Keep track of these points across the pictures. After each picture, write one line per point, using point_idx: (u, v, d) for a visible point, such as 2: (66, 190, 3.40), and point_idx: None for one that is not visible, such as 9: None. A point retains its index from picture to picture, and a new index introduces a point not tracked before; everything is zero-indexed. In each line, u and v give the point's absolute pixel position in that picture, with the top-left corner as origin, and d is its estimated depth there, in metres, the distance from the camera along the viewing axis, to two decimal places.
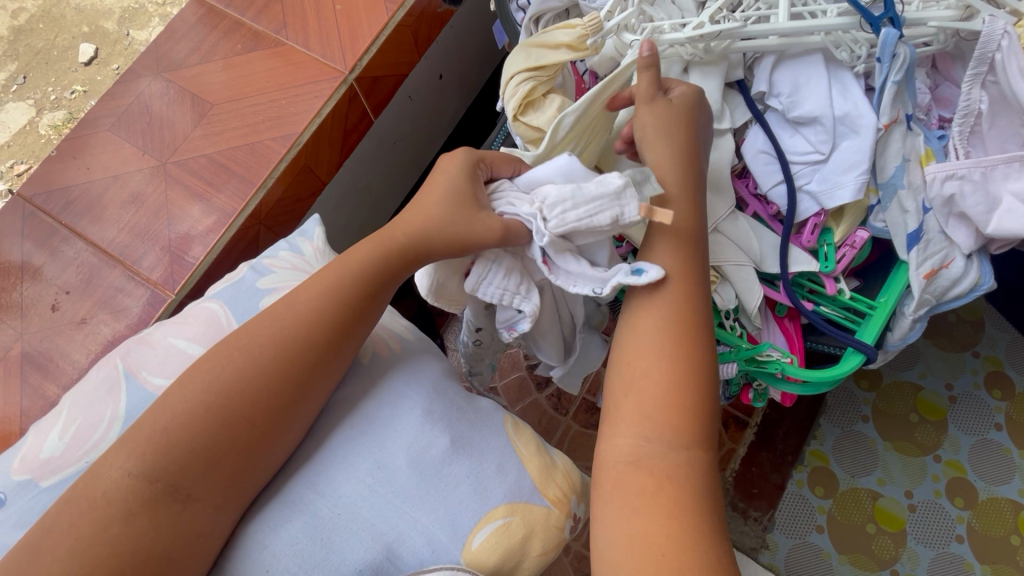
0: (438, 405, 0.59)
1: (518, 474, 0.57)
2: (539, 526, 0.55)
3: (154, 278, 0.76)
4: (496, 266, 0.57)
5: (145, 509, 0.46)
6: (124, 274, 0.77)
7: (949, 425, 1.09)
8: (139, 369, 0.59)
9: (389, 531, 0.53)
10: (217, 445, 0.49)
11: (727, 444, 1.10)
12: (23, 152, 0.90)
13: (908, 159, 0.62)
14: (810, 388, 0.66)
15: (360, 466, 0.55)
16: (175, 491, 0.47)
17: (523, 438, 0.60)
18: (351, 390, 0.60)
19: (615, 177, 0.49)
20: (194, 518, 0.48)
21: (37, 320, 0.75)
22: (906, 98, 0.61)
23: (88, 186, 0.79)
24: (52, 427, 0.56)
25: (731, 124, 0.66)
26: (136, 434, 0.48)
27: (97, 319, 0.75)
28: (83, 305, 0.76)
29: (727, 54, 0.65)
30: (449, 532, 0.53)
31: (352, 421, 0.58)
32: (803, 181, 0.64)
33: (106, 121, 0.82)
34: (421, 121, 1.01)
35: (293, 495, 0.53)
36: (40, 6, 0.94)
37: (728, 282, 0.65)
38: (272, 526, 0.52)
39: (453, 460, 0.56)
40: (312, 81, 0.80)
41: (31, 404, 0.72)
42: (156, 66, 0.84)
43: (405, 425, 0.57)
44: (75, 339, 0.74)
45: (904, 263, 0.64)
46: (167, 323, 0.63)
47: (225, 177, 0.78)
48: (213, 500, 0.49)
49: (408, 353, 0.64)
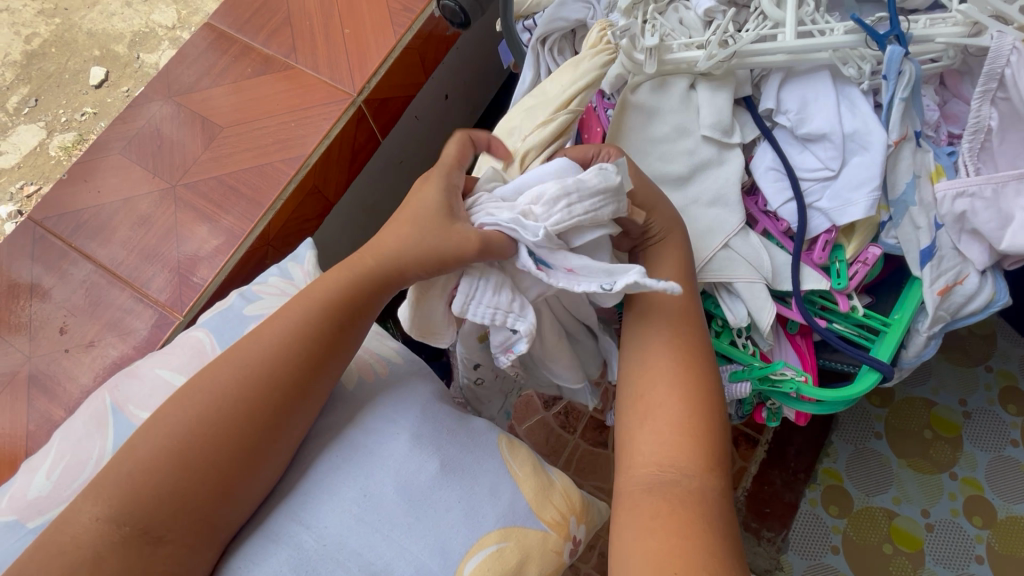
0: (426, 428, 0.58)
1: (512, 495, 0.56)
2: (535, 550, 0.54)
3: (163, 299, 0.76)
4: (484, 282, 0.54)
5: (135, 548, 0.46)
6: (132, 296, 0.77)
7: (965, 442, 1.07)
8: (126, 403, 0.58)
9: (376, 560, 0.52)
10: (187, 483, 0.48)
11: (739, 462, 1.08)
12: (34, 173, 0.91)
13: (919, 175, 0.62)
14: (825, 407, 0.64)
15: (346, 494, 0.54)
16: (146, 533, 0.46)
17: (518, 459, 0.59)
18: (336, 416, 0.59)
19: (613, 172, 0.53)
20: (166, 558, 0.47)
21: (46, 342, 0.75)
22: (915, 114, 0.61)
23: (98, 209, 0.80)
24: (40, 466, 0.55)
25: (740, 138, 0.66)
26: (127, 463, 0.48)
27: (105, 340, 0.75)
28: (91, 327, 0.76)
29: (734, 71, 0.65)
30: (439, 560, 0.52)
31: (337, 447, 0.57)
32: (813, 198, 0.64)
33: (117, 144, 0.83)
34: (427, 140, 1.02)
35: (277, 527, 0.53)
36: (54, 32, 0.96)
37: (739, 299, 0.64)
38: (257, 560, 0.51)
39: (443, 484, 0.55)
40: (320, 103, 0.81)
41: (38, 427, 0.72)
42: (167, 89, 0.85)
43: (398, 450, 0.56)
44: (82, 362, 0.74)
45: (918, 279, 0.63)
46: (154, 354, 0.62)
47: (234, 198, 0.79)
48: (185, 539, 0.48)
49: (396, 373, 0.63)
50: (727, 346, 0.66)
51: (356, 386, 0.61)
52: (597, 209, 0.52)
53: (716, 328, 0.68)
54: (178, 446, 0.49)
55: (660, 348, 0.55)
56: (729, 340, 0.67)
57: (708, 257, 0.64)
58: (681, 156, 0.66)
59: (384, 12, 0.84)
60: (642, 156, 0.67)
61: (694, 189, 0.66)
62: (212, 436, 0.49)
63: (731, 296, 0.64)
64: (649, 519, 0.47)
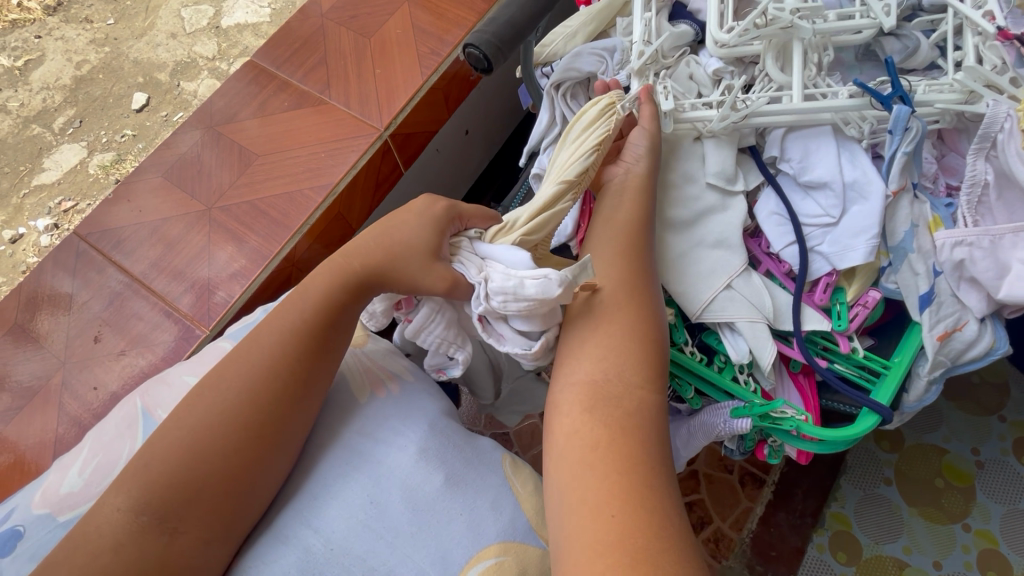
0: (431, 441, 0.60)
1: (513, 514, 0.57)
2: (533, 566, 0.55)
3: (192, 314, 0.80)
4: (438, 318, 0.61)
5: (150, 537, 0.49)
6: (163, 310, 0.81)
7: (978, 493, 1.05)
8: (155, 408, 0.61)
9: (378, 566, 0.54)
10: (195, 476, 0.52)
11: (744, 502, 1.07)
12: (73, 190, 0.98)
13: (917, 225, 0.64)
14: (826, 446, 0.65)
15: (351, 501, 0.56)
16: (162, 523, 0.50)
17: (520, 478, 0.61)
18: (340, 426, 0.61)
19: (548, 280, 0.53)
20: (182, 549, 0.50)
21: (80, 349, 0.80)
22: (913, 168, 0.64)
23: (138, 227, 0.85)
24: (73, 464, 0.58)
25: (744, 186, 0.70)
26: (142, 473, 0.51)
27: (135, 351, 0.79)
28: (123, 338, 0.80)
29: (739, 128, 0.69)
30: (440, 568, 0.54)
31: (344, 456, 0.59)
32: (814, 242, 0.67)
33: (159, 167, 0.89)
34: (447, 173, 1.07)
35: (286, 529, 0.55)
36: (103, 59, 1.04)
37: (741, 336, 0.66)
38: (266, 560, 0.54)
39: (448, 497, 0.57)
40: (350, 136, 0.87)
41: (66, 431, 0.75)
42: (208, 120, 0.92)
43: (405, 460, 0.58)
44: (111, 373, 0.78)
45: (918, 323, 0.65)
46: (184, 362, 0.65)
47: (264, 221, 0.84)
48: (200, 533, 0.51)
49: (406, 392, 0.65)
50: (729, 382, 0.68)
51: (367, 399, 0.63)
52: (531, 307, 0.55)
53: (719, 364, 0.70)
54: (198, 449, 0.52)
55: (636, 350, 0.56)
56: (731, 376, 0.69)
57: (711, 296, 0.66)
58: (687, 201, 0.70)
59: (413, 55, 0.90)
60: None
61: (700, 232, 0.69)
62: (220, 437, 0.53)
63: (732, 332, 0.66)
64: (606, 517, 0.47)
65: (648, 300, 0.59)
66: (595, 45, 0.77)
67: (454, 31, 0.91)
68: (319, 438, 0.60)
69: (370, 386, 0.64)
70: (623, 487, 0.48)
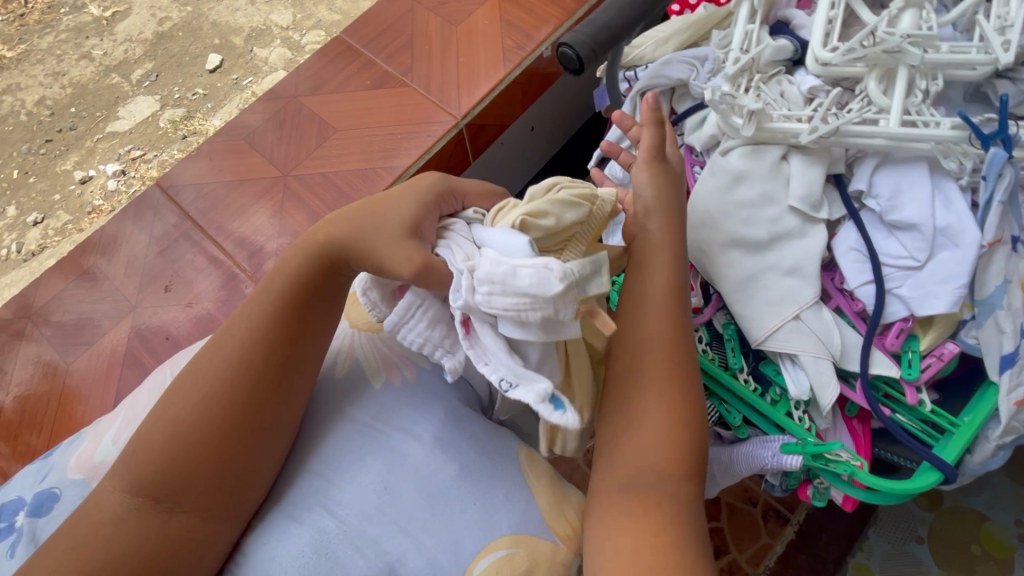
0: (447, 433, 0.60)
1: (525, 504, 0.58)
2: (543, 558, 0.56)
3: (256, 275, 0.83)
4: (422, 313, 0.53)
5: (149, 514, 0.53)
6: (230, 269, 0.84)
7: (1018, 567, 1.00)
8: None
9: (392, 549, 0.55)
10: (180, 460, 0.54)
11: (765, 538, 1.04)
12: (142, 139, 1.07)
13: (1010, 280, 0.61)
14: (875, 495, 0.63)
15: (364, 488, 0.57)
16: (158, 503, 0.53)
17: (535, 472, 0.61)
18: (348, 412, 0.62)
19: (552, 277, 0.45)
20: (181, 525, 0.53)
21: (150, 296, 0.83)
22: (1012, 219, 0.61)
23: (216, 185, 0.88)
24: (106, 432, 0.63)
25: (827, 215, 0.67)
26: (135, 466, 0.54)
27: (200, 303, 0.82)
28: (189, 290, 0.83)
29: (829, 148, 0.67)
30: (450, 557, 0.55)
31: (356, 439, 0.60)
32: (893, 284, 0.64)
33: (243, 130, 0.92)
34: (510, 167, 1.08)
35: (302, 502, 0.58)
36: (184, 18, 1.14)
37: (802, 370, 0.64)
38: (282, 537, 0.56)
39: (462, 485, 0.58)
40: (426, 121, 0.88)
41: (128, 371, 0.79)
42: (293, 89, 0.94)
43: (435, 453, 0.59)
44: (175, 322, 0.81)
45: (995, 384, 0.61)
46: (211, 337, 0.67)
47: (334, 194, 0.85)
48: (198, 511, 0.54)
49: (423, 379, 0.64)
50: (781, 416, 0.66)
51: (381, 385, 0.63)
52: (526, 312, 0.46)
53: (773, 395, 0.68)
54: (179, 436, 0.54)
55: (661, 378, 0.57)
56: (785, 411, 0.67)
57: (777, 325, 0.64)
58: (763, 222, 0.68)
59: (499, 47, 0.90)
60: (726, 212, 0.69)
61: (773, 256, 0.67)
62: (198, 433, 0.55)
63: (794, 365, 0.64)
64: (624, 529, 0.52)
65: (683, 333, 0.59)
66: (686, 54, 0.78)
67: (541, 28, 0.90)
68: (336, 419, 0.62)
69: (382, 366, 0.64)
70: (651, 491, 0.53)
